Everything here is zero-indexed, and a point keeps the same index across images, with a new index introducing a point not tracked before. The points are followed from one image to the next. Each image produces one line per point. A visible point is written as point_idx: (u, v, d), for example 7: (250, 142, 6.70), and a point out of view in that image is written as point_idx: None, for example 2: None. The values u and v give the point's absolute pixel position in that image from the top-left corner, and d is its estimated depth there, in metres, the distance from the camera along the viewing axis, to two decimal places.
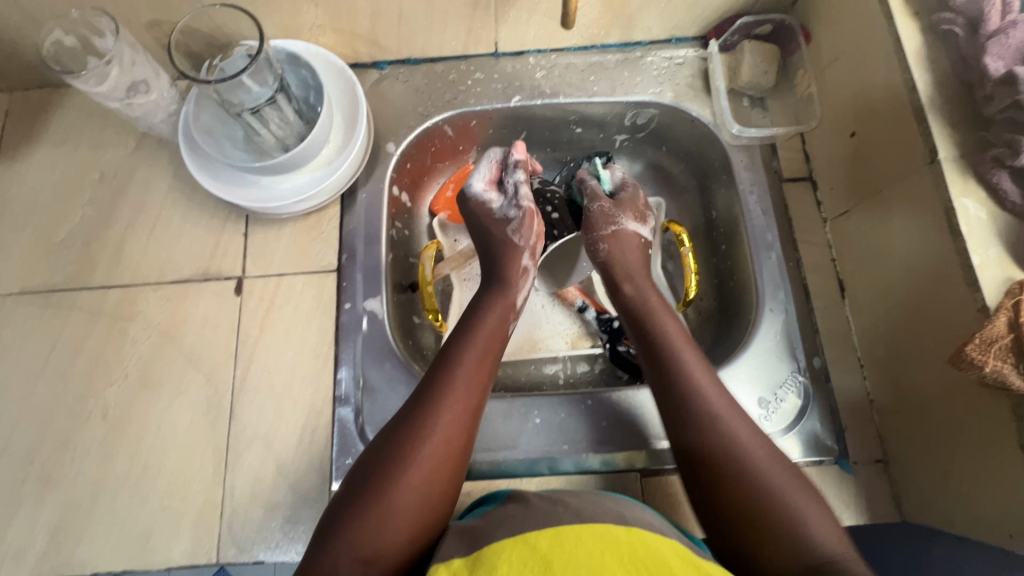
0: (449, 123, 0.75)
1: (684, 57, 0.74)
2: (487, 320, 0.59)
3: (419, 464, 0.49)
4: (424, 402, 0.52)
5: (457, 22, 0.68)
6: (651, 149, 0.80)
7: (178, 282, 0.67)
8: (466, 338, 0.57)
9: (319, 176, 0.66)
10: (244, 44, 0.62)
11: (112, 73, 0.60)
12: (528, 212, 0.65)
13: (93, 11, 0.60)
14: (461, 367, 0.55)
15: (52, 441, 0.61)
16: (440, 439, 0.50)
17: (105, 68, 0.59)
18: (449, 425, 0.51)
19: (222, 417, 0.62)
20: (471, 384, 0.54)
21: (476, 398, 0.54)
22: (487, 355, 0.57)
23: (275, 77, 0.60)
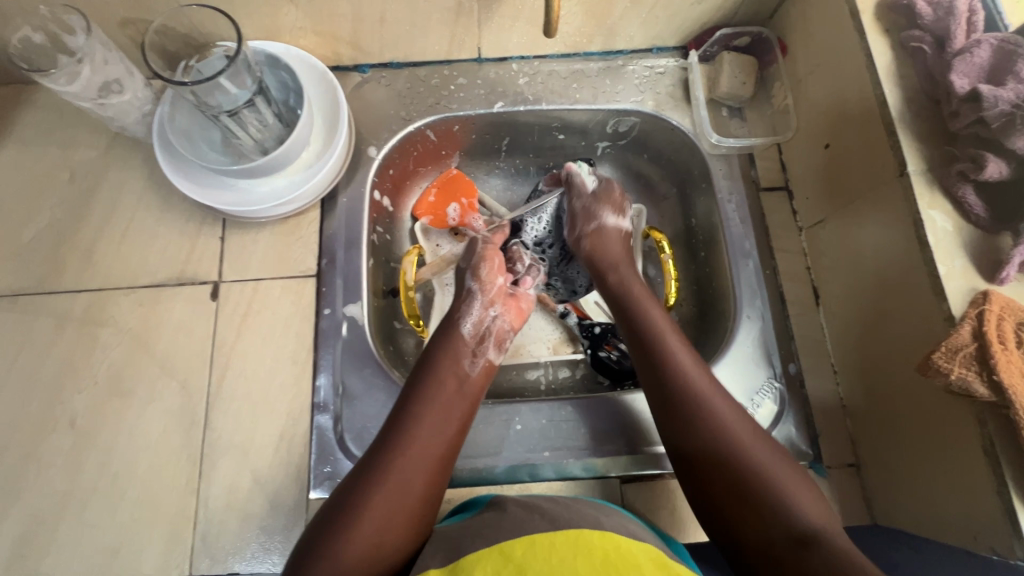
0: (431, 128, 0.75)
1: (665, 67, 0.75)
2: (451, 360, 0.60)
3: (380, 510, 0.48)
4: (387, 448, 0.52)
5: (441, 27, 0.68)
6: (632, 156, 0.81)
7: (151, 286, 0.65)
8: (431, 378, 0.58)
9: (298, 179, 0.65)
10: (222, 45, 0.61)
11: (84, 72, 0.58)
12: (474, 244, 0.72)
13: (62, 7, 0.58)
14: (428, 405, 0.55)
15: (17, 450, 0.59)
16: (402, 481, 0.50)
17: (77, 67, 0.58)
18: (413, 466, 0.51)
19: (197, 425, 0.60)
20: (438, 424, 0.54)
21: (443, 442, 0.54)
22: (454, 391, 0.58)
23: (254, 79, 0.59)
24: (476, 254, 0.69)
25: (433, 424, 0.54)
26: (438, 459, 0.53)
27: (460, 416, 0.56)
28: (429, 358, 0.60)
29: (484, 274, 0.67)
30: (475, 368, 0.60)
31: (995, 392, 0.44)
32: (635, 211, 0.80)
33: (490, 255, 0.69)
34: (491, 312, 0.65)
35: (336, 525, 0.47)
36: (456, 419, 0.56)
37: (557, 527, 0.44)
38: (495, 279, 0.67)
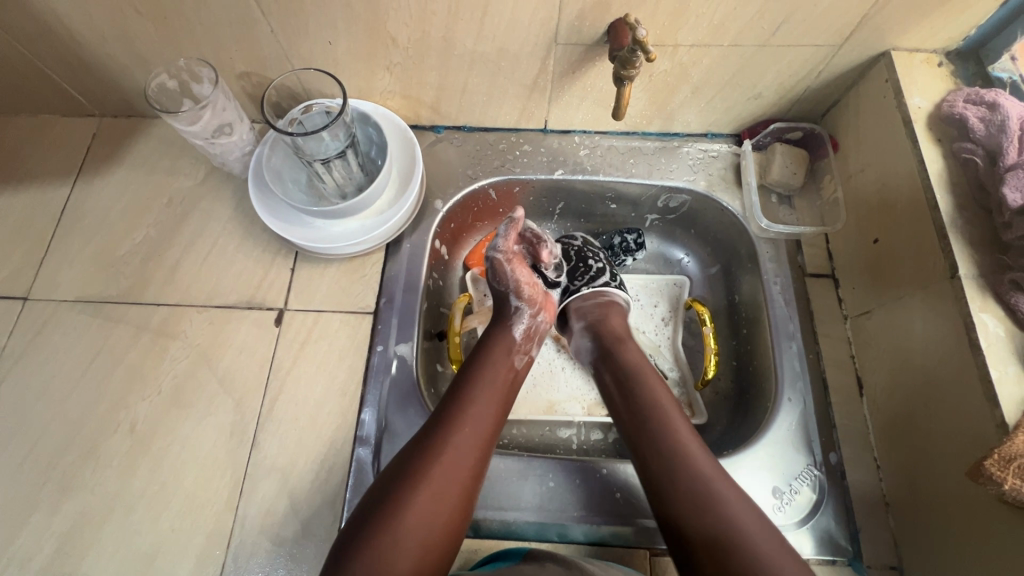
0: (493, 187, 0.81)
1: (718, 151, 0.80)
2: (503, 350, 0.65)
3: (435, 485, 0.52)
4: (437, 429, 0.56)
5: (515, 100, 0.75)
6: (679, 231, 0.85)
7: (223, 306, 0.70)
8: (485, 366, 0.63)
9: (370, 225, 0.71)
10: (323, 101, 0.71)
11: (205, 116, 0.66)
12: (495, 262, 0.67)
13: (198, 60, 0.68)
14: (480, 391, 0.60)
15: (78, 447, 0.63)
16: (453, 458, 0.54)
17: (199, 112, 0.65)
18: (461, 445, 0.55)
19: (244, 444, 0.63)
20: (484, 400, 0.59)
21: (489, 428, 0.58)
22: (500, 375, 0.62)
23: (348, 135, 0.67)
24: (507, 276, 0.67)
25: (479, 408, 0.58)
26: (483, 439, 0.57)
27: (501, 395, 0.61)
28: (484, 354, 0.64)
29: (526, 293, 0.68)
30: (520, 361, 0.66)
31: None
32: (677, 282, 0.84)
33: (517, 259, 0.68)
34: (539, 314, 0.69)
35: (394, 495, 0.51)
36: (496, 400, 0.60)
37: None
38: (533, 282, 0.69)
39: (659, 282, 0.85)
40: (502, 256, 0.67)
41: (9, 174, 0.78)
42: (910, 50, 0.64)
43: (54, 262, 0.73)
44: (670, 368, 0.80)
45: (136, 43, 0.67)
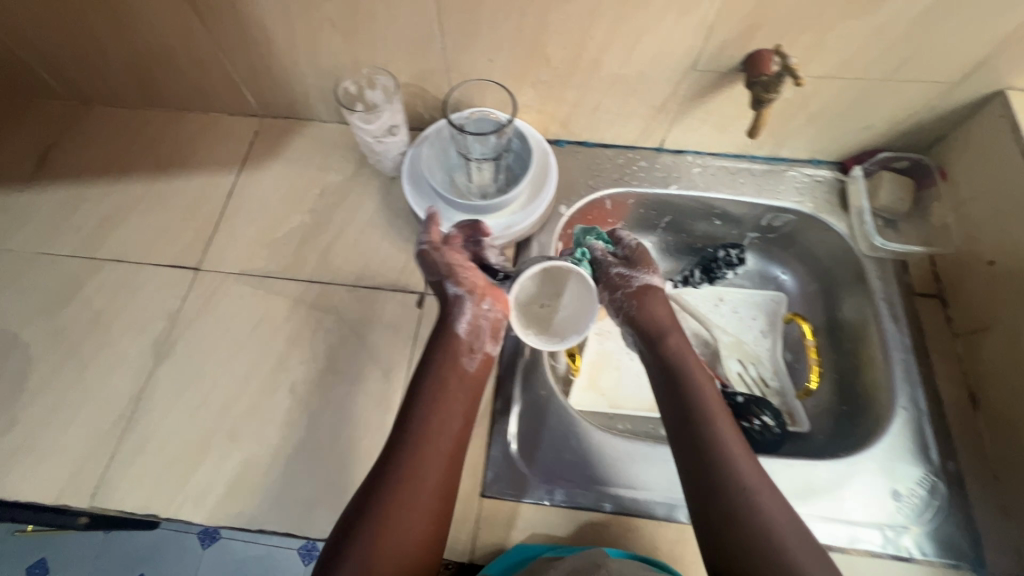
0: (611, 197, 0.87)
1: (823, 177, 0.85)
2: (451, 357, 0.66)
3: (411, 498, 0.56)
4: (408, 447, 0.59)
5: (640, 119, 0.83)
6: (778, 250, 0.90)
7: (370, 287, 0.78)
8: (433, 383, 0.64)
9: (502, 223, 0.79)
10: (483, 111, 0.80)
11: (387, 115, 0.75)
12: (425, 253, 0.72)
13: (381, 70, 0.78)
14: (431, 402, 0.62)
15: (245, 401, 0.70)
16: (426, 481, 0.57)
17: (384, 111, 0.74)
18: (429, 460, 0.58)
19: (391, 410, 0.69)
20: (441, 419, 0.62)
21: (450, 450, 0.60)
22: (457, 392, 0.64)
23: (500, 145, 0.75)
24: (438, 261, 0.71)
25: (437, 428, 0.61)
26: (452, 455, 0.60)
27: (462, 417, 0.63)
28: (423, 361, 0.67)
29: (476, 287, 0.70)
30: (462, 327, 0.68)
31: None
32: (775, 298, 0.90)
33: (449, 246, 0.73)
34: (484, 304, 0.69)
35: (378, 503, 0.55)
36: (461, 414, 0.63)
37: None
38: (474, 272, 0.71)
39: (757, 297, 0.90)
40: (427, 245, 0.72)
41: (182, 161, 0.88)
42: None
43: (222, 239, 0.82)
44: (771, 377, 0.84)
45: (321, 54, 0.77)
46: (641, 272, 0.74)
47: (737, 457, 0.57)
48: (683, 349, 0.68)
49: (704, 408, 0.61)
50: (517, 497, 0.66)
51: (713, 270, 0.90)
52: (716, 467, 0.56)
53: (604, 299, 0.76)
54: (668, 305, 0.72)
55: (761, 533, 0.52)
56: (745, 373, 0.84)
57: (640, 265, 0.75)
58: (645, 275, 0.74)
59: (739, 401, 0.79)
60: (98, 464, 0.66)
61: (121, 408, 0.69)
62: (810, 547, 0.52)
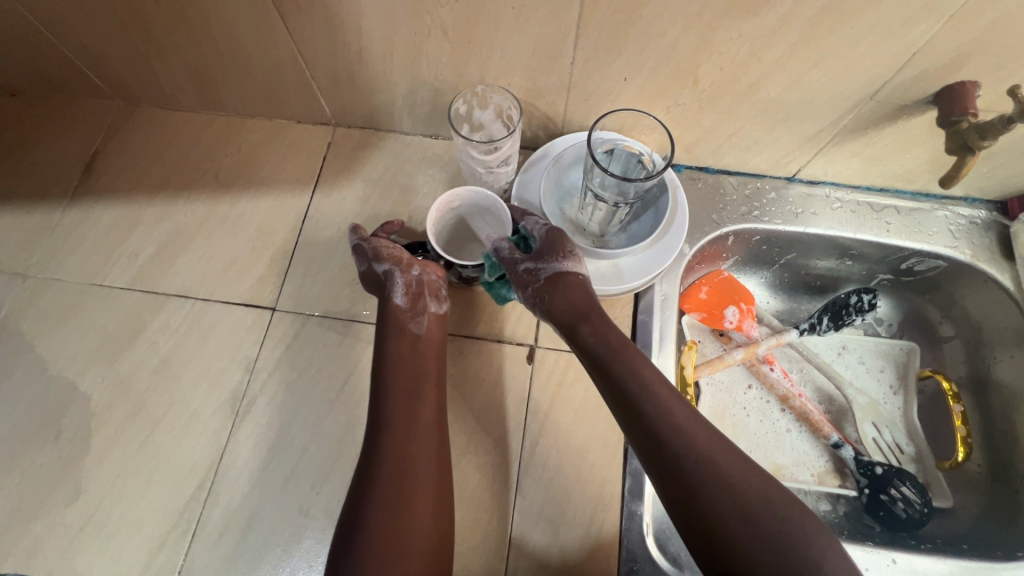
0: (735, 234, 0.77)
1: (981, 219, 0.75)
2: (396, 330, 0.61)
3: (414, 496, 0.51)
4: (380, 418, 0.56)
5: (779, 148, 0.72)
6: (913, 295, 0.81)
7: (473, 337, 0.68)
8: (395, 356, 0.59)
9: (623, 268, 0.69)
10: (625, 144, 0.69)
11: (505, 147, 0.64)
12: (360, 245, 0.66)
13: (500, 90, 0.67)
14: (393, 386, 0.57)
15: (341, 473, 0.61)
16: (418, 458, 0.54)
17: (503, 143, 0.63)
18: (417, 452, 0.54)
19: (508, 489, 0.61)
20: (407, 383, 0.58)
21: (433, 424, 0.57)
22: (415, 357, 0.60)
23: (632, 195, 0.63)
24: (365, 250, 0.65)
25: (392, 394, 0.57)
26: (439, 446, 0.56)
27: (433, 379, 0.59)
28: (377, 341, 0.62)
29: (400, 256, 0.63)
30: (401, 299, 0.62)
31: None
32: (906, 349, 0.80)
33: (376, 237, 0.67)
34: (415, 270, 0.63)
35: (381, 499, 0.51)
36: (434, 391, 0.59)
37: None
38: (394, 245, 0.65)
39: (886, 346, 0.81)
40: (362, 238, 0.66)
41: (247, 178, 0.78)
42: None
43: (299, 274, 0.72)
44: (906, 442, 0.76)
45: (422, 65, 0.65)
46: (551, 264, 0.59)
47: (696, 433, 0.50)
48: (602, 325, 0.58)
49: (633, 382, 0.54)
50: None
51: (843, 316, 0.79)
52: (663, 441, 0.50)
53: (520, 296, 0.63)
54: (587, 289, 0.60)
55: (734, 508, 0.47)
56: (881, 439, 0.75)
57: (551, 255, 0.60)
58: (556, 264, 0.59)
59: (879, 472, 0.72)
60: (179, 543, 0.58)
61: (199, 477, 0.61)
62: (805, 530, 0.46)
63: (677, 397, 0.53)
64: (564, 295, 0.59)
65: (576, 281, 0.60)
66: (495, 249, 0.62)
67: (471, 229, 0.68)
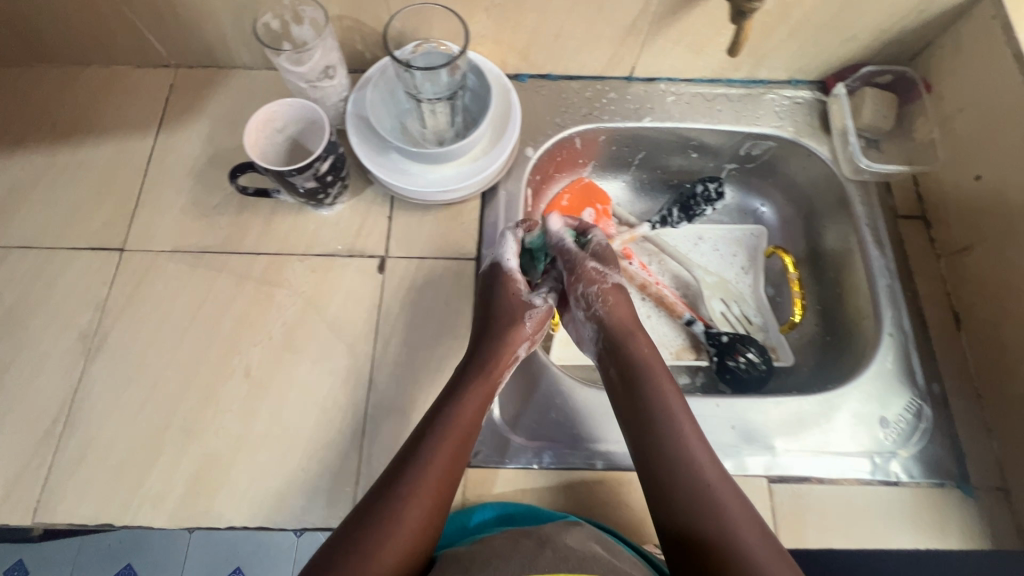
0: (580, 135, 0.80)
1: (804, 98, 0.80)
2: (510, 339, 0.61)
3: (408, 508, 0.49)
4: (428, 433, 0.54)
5: (606, 45, 0.74)
6: (757, 180, 0.86)
7: (325, 255, 0.70)
8: (482, 370, 0.59)
9: (465, 171, 0.71)
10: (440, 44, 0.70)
11: (315, 56, 0.63)
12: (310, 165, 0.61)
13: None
14: (451, 408, 0.56)
15: (196, 392, 0.63)
16: (432, 474, 0.51)
17: (311, 52, 0.63)
18: (437, 465, 0.52)
19: (361, 389, 0.64)
20: (467, 402, 0.56)
21: (462, 438, 0.55)
22: (486, 375, 0.59)
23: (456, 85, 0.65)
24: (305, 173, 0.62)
25: (461, 420, 0.55)
26: (460, 457, 0.54)
27: (483, 394, 0.58)
28: (483, 346, 0.61)
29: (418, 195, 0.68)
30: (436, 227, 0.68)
31: None
32: (756, 232, 0.86)
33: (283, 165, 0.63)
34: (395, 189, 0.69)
35: (383, 517, 0.48)
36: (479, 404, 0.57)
37: (563, 569, 0.47)
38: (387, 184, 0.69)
39: (736, 232, 0.86)
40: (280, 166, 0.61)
41: (87, 126, 0.76)
42: None
43: (147, 214, 0.72)
44: (754, 314, 0.82)
45: None
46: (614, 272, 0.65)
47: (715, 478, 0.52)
48: (645, 349, 0.60)
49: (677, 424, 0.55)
50: (503, 462, 0.63)
51: (692, 206, 0.85)
52: (682, 473, 0.52)
53: (574, 302, 0.64)
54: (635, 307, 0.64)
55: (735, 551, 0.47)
56: (729, 312, 0.82)
57: (609, 263, 0.66)
58: (616, 274, 0.65)
59: (725, 340, 0.77)
60: (36, 474, 0.59)
61: (55, 410, 0.62)
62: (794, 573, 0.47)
63: (702, 440, 0.55)
64: (612, 308, 0.62)
65: (620, 295, 0.64)
66: (557, 242, 0.67)
67: (297, 145, 0.67)
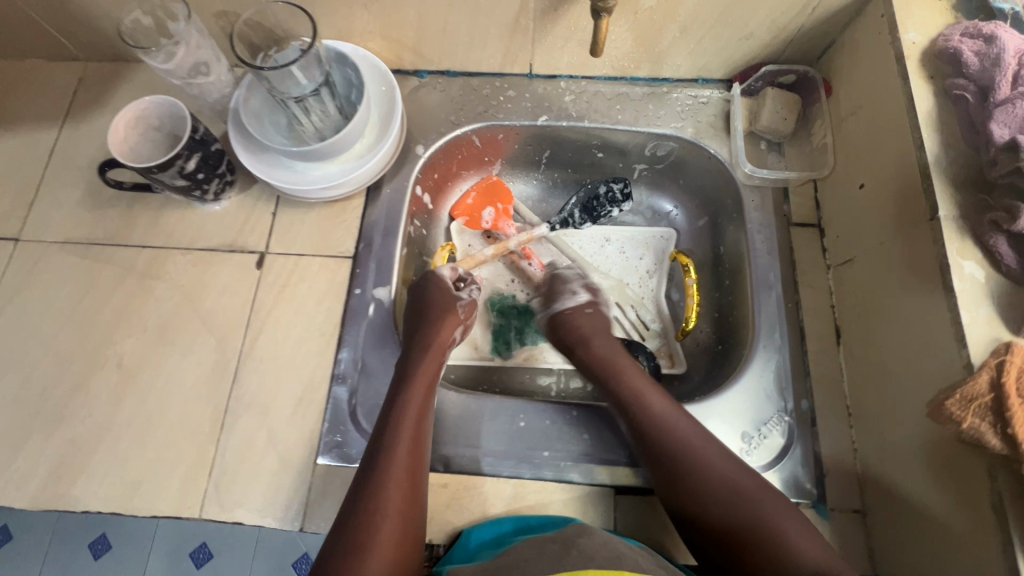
0: (477, 133, 0.79)
1: (709, 97, 0.77)
2: (449, 324, 0.67)
3: (392, 491, 0.53)
4: (389, 418, 0.57)
5: (497, 42, 0.73)
6: (668, 181, 0.84)
7: (206, 249, 0.71)
8: (422, 352, 0.63)
9: (350, 167, 0.71)
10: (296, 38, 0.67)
11: (179, 53, 0.63)
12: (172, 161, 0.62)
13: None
14: (403, 389, 0.60)
15: (71, 380, 0.66)
16: (404, 455, 0.55)
17: (174, 48, 0.63)
18: (404, 445, 0.56)
19: (226, 382, 0.65)
20: (416, 380, 0.61)
21: (424, 410, 0.59)
22: (435, 355, 0.64)
23: (321, 75, 0.64)
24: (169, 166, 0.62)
25: (414, 400, 0.59)
26: (423, 427, 0.58)
27: (433, 368, 0.63)
28: (418, 330, 0.66)
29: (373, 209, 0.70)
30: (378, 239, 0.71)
31: (1009, 445, 0.43)
32: (665, 234, 0.83)
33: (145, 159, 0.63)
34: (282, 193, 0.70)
35: (368, 510, 0.52)
36: (428, 377, 0.62)
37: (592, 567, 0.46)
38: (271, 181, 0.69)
39: (645, 234, 0.84)
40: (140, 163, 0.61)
41: None
42: None
43: (43, 205, 0.74)
44: (652, 319, 0.79)
45: None
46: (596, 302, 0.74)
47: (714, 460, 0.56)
48: (610, 352, 0.67)
49: (666, 421, 0.58)
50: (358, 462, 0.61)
51: (595, 208, 0.82)
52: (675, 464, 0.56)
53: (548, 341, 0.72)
54: (597, 315, 0.70)
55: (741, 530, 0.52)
56: (624, 317, 0.79)
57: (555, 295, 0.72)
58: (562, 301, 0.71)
59: None
60: None
61: None
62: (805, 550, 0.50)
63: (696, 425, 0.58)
64: (575, 325, 0.69)
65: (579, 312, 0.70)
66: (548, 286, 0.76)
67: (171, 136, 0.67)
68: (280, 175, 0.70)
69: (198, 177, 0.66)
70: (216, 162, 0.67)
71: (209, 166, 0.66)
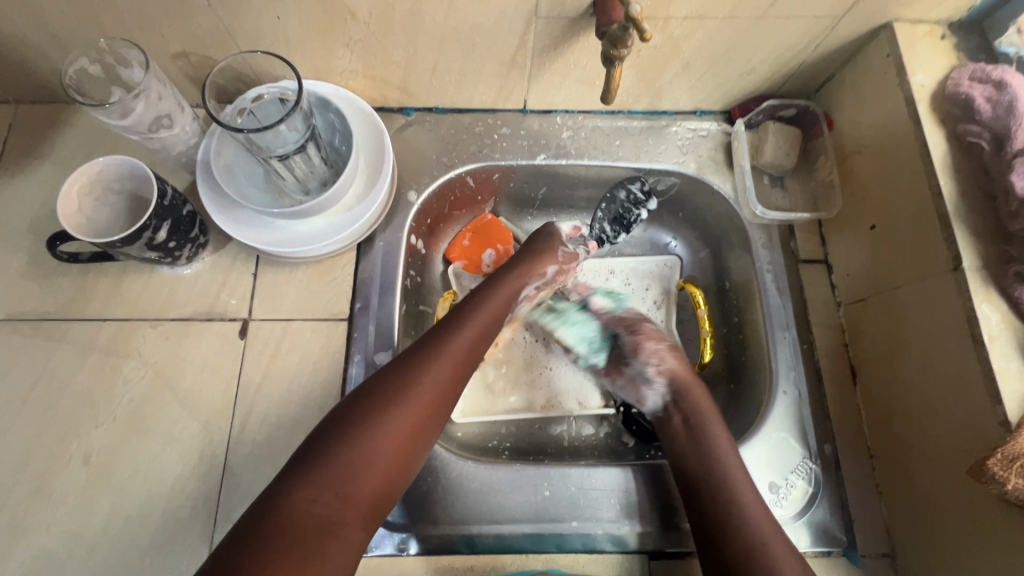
0: (471, 174, 0.74)
1: (708, 130, 0.75)
2: (516, 280, 0.65)
3: (392, 421, 0.51)
4: (426, 347, 0.56)
5: (491, 80, 0.69)
6: (668, 214, 0.81)
7: (179, 320, 0.64)
8: (483, 302, 0.62)
9: (337, 222, 0.65)
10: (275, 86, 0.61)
11: (138, 108, 0.56)
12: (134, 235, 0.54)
13: (122, 41, 0.57)
14: (450, 330, 0.58)
15: (28, 484, 0.57)
16: (426, 391, 0.53)
17: (131, 103, 0.56)
18: (429, 383, 0.54)
19: (215, 472, 0.58)
20: (469, 327, 0.59)
21: (463, 363, 0.57)
22: (498, 308, 0.62)
23: (304, 129, 0.58)
24: (131, 240, 0.55)
25: (459, 347, 0.57)
26: (456, 381, 0.56)
27: (490, 320, 0.61)
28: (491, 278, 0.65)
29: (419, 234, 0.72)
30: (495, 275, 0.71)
31: None
32: (669, 263, 0.80)
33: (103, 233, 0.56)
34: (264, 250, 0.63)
35: (359, 428, 0.49)
36: (479, 330, 0.59)
37: None
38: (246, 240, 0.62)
39: (650, 263, 0.80)
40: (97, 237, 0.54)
41: None
42: (913, 21, 0.59)
43: None
44: None
45: (48, 23, 0.57)
46: (638, 362, 0.68)
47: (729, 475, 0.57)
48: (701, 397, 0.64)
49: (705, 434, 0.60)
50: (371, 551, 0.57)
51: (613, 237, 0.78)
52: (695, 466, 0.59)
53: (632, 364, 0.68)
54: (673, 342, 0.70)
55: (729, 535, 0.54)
56: None
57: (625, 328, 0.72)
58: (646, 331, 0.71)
59: None
60: None
61: None
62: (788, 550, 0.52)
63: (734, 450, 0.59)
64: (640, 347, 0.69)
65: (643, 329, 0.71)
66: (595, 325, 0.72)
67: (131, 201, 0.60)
68: (257, 234, 0.63)
69: (168, 245, 0.59)
70: (186, 226, 0.60)
71: (179, 231, 0.59)
